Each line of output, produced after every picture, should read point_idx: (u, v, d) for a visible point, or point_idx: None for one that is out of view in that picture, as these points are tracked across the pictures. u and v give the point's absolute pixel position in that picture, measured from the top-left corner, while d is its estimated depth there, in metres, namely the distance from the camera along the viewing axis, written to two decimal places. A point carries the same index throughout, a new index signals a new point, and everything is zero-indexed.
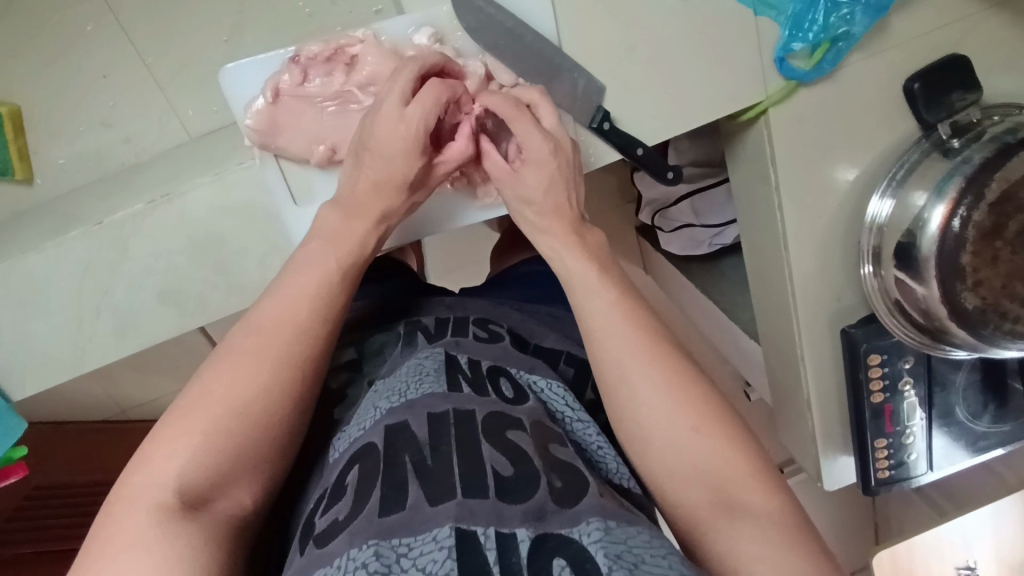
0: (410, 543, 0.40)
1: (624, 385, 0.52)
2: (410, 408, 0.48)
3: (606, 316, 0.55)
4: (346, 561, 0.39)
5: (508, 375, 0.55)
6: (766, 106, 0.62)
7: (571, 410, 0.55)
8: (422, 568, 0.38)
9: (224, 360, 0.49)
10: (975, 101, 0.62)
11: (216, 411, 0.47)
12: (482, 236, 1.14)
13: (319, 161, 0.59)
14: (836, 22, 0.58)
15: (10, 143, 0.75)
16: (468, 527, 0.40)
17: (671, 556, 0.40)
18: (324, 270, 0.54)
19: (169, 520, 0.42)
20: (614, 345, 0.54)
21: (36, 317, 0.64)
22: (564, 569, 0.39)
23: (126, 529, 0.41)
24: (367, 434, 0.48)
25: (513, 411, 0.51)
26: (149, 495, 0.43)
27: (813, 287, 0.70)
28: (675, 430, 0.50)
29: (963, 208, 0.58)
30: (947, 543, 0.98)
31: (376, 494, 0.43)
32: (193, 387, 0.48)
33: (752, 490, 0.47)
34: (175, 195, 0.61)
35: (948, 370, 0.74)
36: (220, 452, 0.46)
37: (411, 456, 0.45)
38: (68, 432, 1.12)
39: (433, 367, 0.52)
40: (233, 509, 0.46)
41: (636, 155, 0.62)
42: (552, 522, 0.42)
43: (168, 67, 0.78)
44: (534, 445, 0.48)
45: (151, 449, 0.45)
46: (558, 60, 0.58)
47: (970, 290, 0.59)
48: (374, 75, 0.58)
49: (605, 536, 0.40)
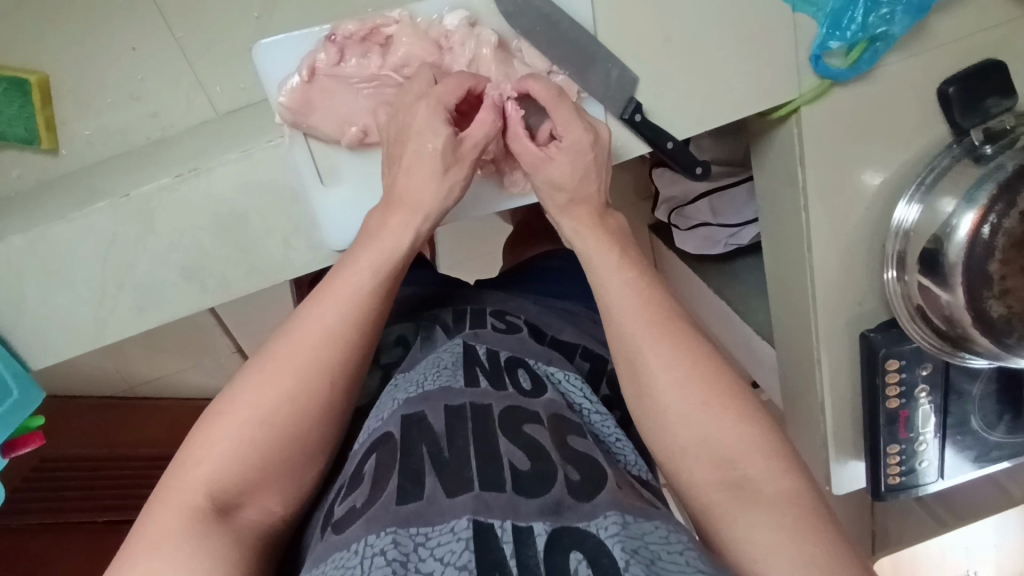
0: (427, 532, 0.40)
1: (649, 377, 0.51)
2: (426, 400, 0.48)
3: (621, 300, 0.54)
4: (363, 547, 0.39)
5: (527, 367, 0.55)
6: (798, 104, 0.62)
7: (589, 403, 0.55)
8: (440, 558, 0.38)
9: (258, 367, 0.49)
10: (1010, 108, 0.62)
11: (247, 420, 0.47)
12: (497, 227, 1.14)
13: (349, 142, 0.59)
14: (875, 21, 0.57)
15: (38, 113, 0.75)
16: (485, 519, 0.40)
17: (688, 552, 0.41)
18: (357, 275, 0.52)
19: (196, 527, 0.43)
20: (626, 331, 0.53)
21: (58, 287, 0.64)
22: (580, 562, 0.39)
23: (157, 532, 0.43)
24: (384, 425, 0.48)
25: (531, 404, 0.50)
26: (180, 499, 0.44)
27: (835, 289, 0.69)
28: (702, 426, 0.49)
29: (994, 216, 0.58)
30: (949, 553, 0.98)
31: (393, 483, 0.43)
32: (229, 392, 0.48)
33: (774, 480, 0.47)
34: (203, 169, 0.61)
35: (965, 379, 0.74)
36: (249, 461, 0.46)
37: (427, 446, 0.45)
38: (78, 406, 1.12)
39: (451, 361, 0.52)
40: (262, 516, 0.47)
41: (665, 148, 0.62)
42: (569, 516, 0.41)
43: (196, 41, 0.77)
44: (551, 438, 0.48)
45: (186, 452, 0.47)
46: (593, 49, 0.58)
47: (996, 298, 0.59)
48: (408, 57, 0.59)
49: (623, 530, 0.40)
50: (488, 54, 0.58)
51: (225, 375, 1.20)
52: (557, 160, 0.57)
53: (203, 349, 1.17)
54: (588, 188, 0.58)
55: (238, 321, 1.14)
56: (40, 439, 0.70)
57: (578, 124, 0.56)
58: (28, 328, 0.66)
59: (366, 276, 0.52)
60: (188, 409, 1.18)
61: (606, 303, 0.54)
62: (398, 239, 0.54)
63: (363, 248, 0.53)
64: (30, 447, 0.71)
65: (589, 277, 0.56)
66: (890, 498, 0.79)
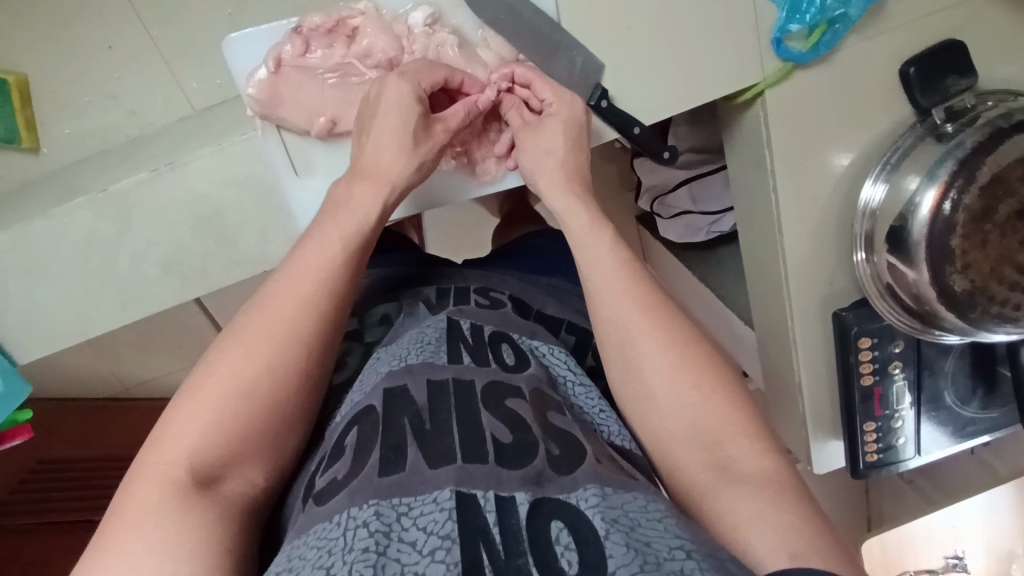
0: (410, 502, 0.41)
1: (629, 349, 0.53)
2: (409, 372, 0.50)
3: (608, 283, 0.55)
4: (346, 518, 0.40)
5: (510, 341, 0.56)
6: (762, 87, 0.63)
7: (573, 374, 0.56)
8: (423, 527, 0.39)
9: (231, 342, 0.50)
10: (969, 87, 0.63)
11: (223, 393, 0.48)
12: (482, 219, 1.15)
13: (319, 133, 0.61)
14: (833, 3, 0.59)
15: (17, 113, 0.76)
16: (468, 490, 0.41)
17: (665, 519, 0.41)
18: (330, 237, 0.54)
19: (181, 498, 0.43)
20: (614, 313, 0.54)
21: (40, 285, 0.66)
22: (562, 530, 0.40)
23: (137, 510, 0.43)
24: (366, 397, 0.49)
25: (513, 378, 0.52)
26: (161, 473, 0.45)
27: (810, 267, 0.71)
28: (677, 396, 0.51)
29: (954, 191, 0.59)
30: (935, 531, 1.00)
31: (375, 455, 0.44)
32: (203, 369, 0.49)
33: (751, 459, 0.48)
34: (178, 164, 0.62)
35: (938, 355, 0.75)
36: (227, 433, 0.47)
37: (410, 418, 0.46)
38: (71, 408, 1.14)
39: (434, 336, 0.54)
40: (244, 487, 0.48)
41: (633, 134, 0.63)
42: (549, 487, 0.43)
43: (172, 38, 0.78)
44: (532, 411, 0.49)
45: (164, 429, 0.47)
46: (557, 36, 0.60)
47: (958, 274, 0.60)
48: (371, 48, 0.60)
49: (602, 501, 0.41)
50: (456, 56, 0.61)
51: None
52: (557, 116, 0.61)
53: (194, 349, 1.18)
54: (562, 153, 0.61)
55: (227, 319, 1.15)
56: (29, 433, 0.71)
57: (565, 93, 0.61)
58: (14, 324, 0.67)
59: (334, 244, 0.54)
60: None
61: (593, 280, 0.56)
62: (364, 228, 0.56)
63: (336, 216, 0.55)
64: (18, 440, 0.72)
65: (577, 257, 0.58)
66: (870, 475, 0.80)
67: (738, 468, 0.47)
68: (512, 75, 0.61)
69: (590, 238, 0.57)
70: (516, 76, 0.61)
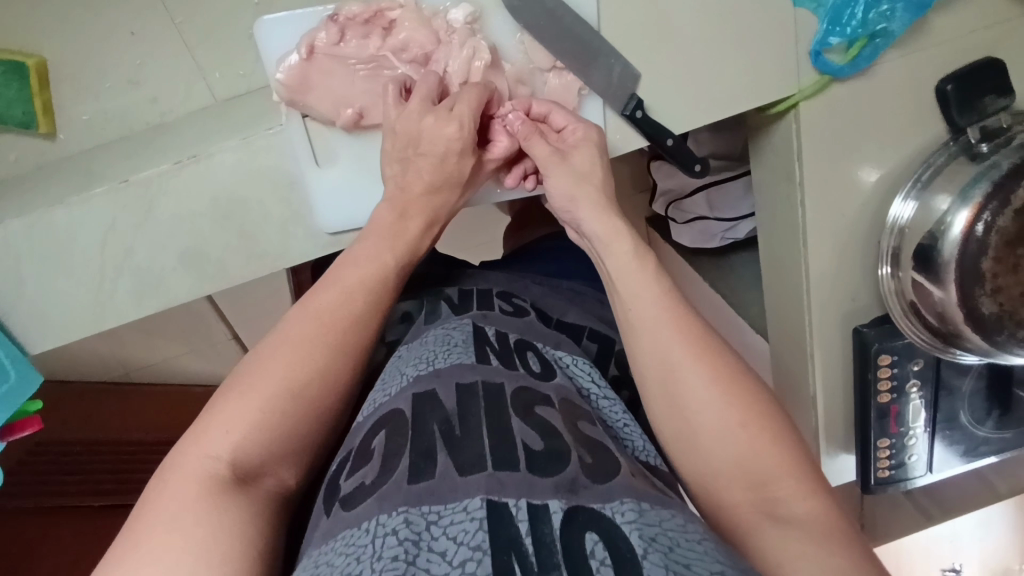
0: (440, 510, 0.39)
1: (678, 387, 0.51)
2: (437, 377, 0.49)
3: (651, 313, 0.53)
4: (374, 525, 0.39)
5: (535, 350, 0.56)
6: (797, 99, 0.62)
7: (597, 387, 0.55)
8: (453, 537, 0.37)
9: (280, 342, 0.50)
10: (1006, 107, 0.62)
11: (270, 391, 0.48)
12: (495, 216, 1.13)
13: (345, 124, 0.60)
14: (875, 17, 0.57)
15: (36, 96, 0.74)
16: (499, 499, 0.39)
17: (705, 542, 0.40)
18: (382, 259, 0.56)
19: (220, 495, 0.43)
20: (662, 341, 0.52)
21: (56, 276, 0.65)
22: (597, 544, 0.37)
23: (177, 501, 0.42)
24: (393, 400, 0.49)
25: (541, 387, 0.51)
26: (201, 467, 0.44)
27: (830, 281, 0.70)
28: (725, 435, 0.49)
29: (987, 213, 0.58)
30: (936, 550, 1.00)
31: (404, 460, 0.43)
32: (250, 366, 0.49)
33: (785, 478, 0.47)
34: (201, 156, 0.61)
35: (955, 375, 0.75)
36: (269, 432, 0.47)
37: (439, 424, 0.45)
38: (74, 391, 1.14)
39: (461, 339, 0.54)
40: (277, 488, 0.47)
41: (665, 145, 0.62)
42: (584, 495, 0.41)
43: (194, 24, 0.76)
44: (562, 421, 0.48)
45: (206, 422, 0.47)
46: (596, 44, 0.59)
47: (988, 296, 0.59)
48: (408, 42, 0.59)
49: (639, 518, 0.39)
50: (489, 67, 0.60)
51: (223, 364, 1.20)
52: (582, 134, 0.59)
53: (199, 338, 1.17)
54: (599, 161, 0.59)
55: (234, 309, 1.14)
56: (37, 423, 0.69)
57: (582, 122, 0.60)
58: (27, 313, 0.67)
59: (371, 271, 0.55)
60: (187, 394, 1.18)
61: (637, 317, 0.53)
62: (381, 248, 0.56)
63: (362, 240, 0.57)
64: (27, 432, 0.70)
65: (616, 294, 0.55)
66: (879, 491, 0.80)
67: (789, 495, 0.47)
68: (529, 106, 0.61)
69: (638, 254, 0.56)
70: (533, 108, 0.60)
